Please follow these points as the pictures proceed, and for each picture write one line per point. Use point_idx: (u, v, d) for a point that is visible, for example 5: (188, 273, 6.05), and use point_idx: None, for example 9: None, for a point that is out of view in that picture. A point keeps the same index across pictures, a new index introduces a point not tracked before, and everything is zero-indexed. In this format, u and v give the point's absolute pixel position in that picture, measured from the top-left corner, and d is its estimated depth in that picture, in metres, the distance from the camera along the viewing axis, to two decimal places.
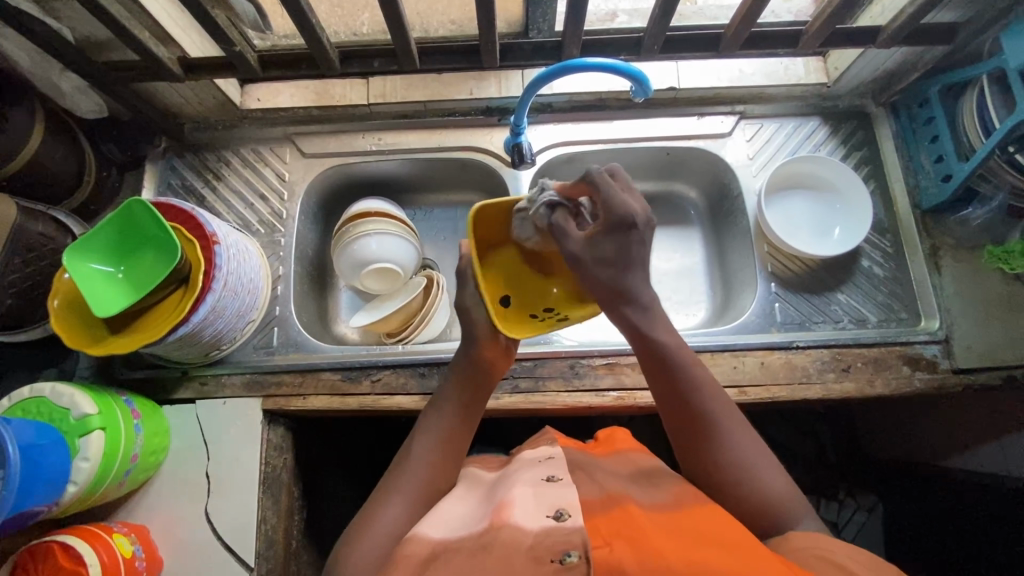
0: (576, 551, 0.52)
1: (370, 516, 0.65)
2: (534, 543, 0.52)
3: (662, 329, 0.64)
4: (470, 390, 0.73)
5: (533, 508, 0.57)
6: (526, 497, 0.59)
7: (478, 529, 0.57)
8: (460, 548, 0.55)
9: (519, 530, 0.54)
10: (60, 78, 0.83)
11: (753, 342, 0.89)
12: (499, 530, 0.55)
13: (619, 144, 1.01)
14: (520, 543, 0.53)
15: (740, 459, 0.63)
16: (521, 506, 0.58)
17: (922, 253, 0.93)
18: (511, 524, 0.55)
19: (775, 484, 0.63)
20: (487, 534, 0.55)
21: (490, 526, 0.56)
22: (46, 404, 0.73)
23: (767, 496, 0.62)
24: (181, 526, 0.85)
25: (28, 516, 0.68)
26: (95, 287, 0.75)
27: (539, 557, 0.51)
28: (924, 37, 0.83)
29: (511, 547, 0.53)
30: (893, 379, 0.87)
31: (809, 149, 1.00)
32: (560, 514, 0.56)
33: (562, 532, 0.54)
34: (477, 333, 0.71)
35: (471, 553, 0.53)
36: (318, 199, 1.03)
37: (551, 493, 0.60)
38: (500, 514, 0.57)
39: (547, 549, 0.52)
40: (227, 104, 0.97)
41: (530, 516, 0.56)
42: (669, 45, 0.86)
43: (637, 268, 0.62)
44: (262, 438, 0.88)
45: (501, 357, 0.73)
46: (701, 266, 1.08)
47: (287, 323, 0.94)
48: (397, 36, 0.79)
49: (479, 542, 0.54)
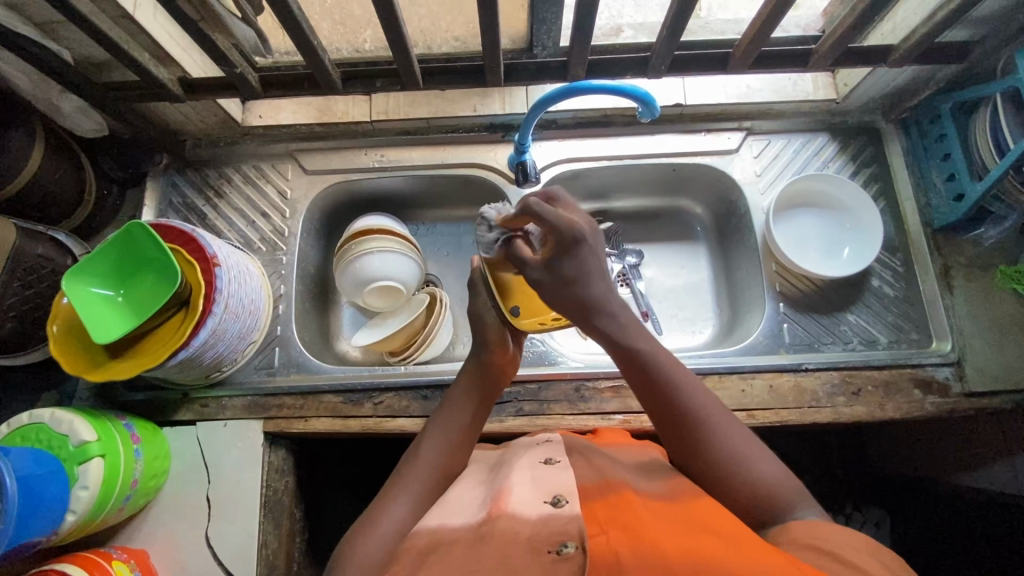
0: (573, 542, 0.50)
1: (380, 508, 0.63)
2: (532, 534, 0.52)
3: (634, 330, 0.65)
4: (478, 388, 0.73)
5: (532, 493, 0.58)
6: (525, 481, 0.61)
7: (478, 518, 0.57)
8: (457, 542, 0.55)
9: (516, 518, 0.54)
10: (60, 99, 0.82)
11: (762, 364, 0.88)
12: (497, 520, 0.55)
13: (625, 161, 0.99)
14: (517, 531, 0.53)
15: (732, 454, 0.61)
16: (519, 493, 0.58)
17: (933, 273, 0.92)
18: (509, 514, 0.55)
19: (762, 468, 0.60)
20: (486, 525, 0.55)
21: (490, 515, 0.56)
22: (45, 431, 0.72)
23: (759, 484, 0.59)
24: (181, 551, 0.84)
25: (27, 548, 0.67)
26: (94, 312, 0.74)
27: (537, 548, 0.50)
28: (937, 55, 0.81)
29: (509, 537, 0.53)
30: (904, 403, 0.85)
31: (818, 165, 0.98)
32: (557, 500, 0.56)
33: (558, 522, 0.53)
34: (488, 335, 0.73)
35: (470, 544, 0.53)
36: (320, 216, 1.02)
37: (551, 479, 0.60)
38: (499, 504, 0.57)
39: (544, 540, 0.51)
40: (228, 121, 0.96)
41: (529, 503, 0.56)
42: (678, 63, 0.85)
43: (596, 279, 0.63)
44: (263, 461, 0.86)
45: (508, 364, 0.75)
46: (708, 283, 1.07)
47: (288, 343, 0.93)
48: (399, 54, 0.77)
49: (478, 533, 0.54)
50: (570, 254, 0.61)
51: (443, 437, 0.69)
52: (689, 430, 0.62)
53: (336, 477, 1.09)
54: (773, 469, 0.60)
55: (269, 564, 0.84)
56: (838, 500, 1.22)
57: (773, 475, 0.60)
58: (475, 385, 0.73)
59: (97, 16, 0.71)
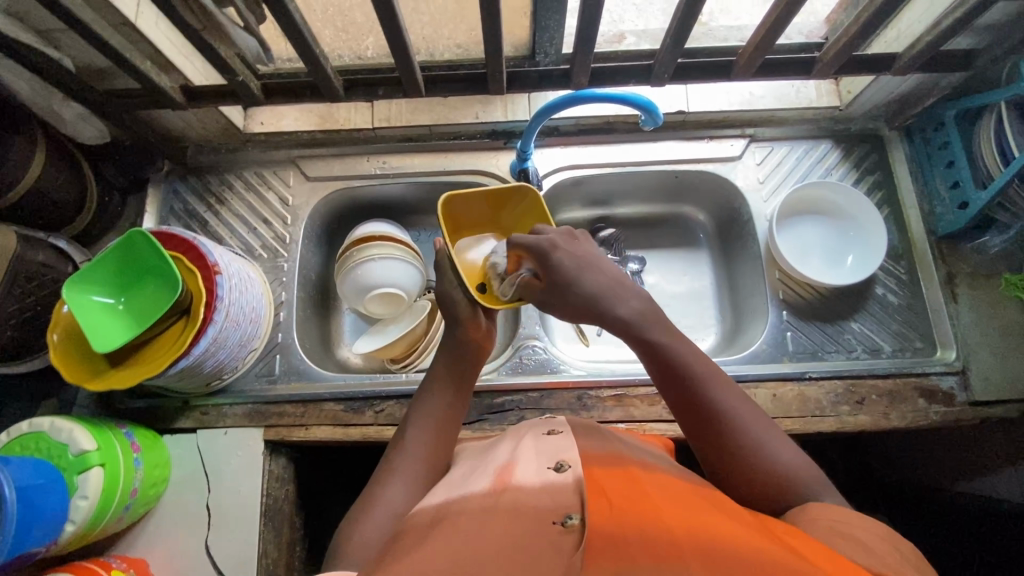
0: (577, 514, 0.49)
1: (371, 493, 0.63)
2: (540, 505, 0.51)
3: (647, 314, 0.63)
4: (462, 364, 0.72)
5: (535, 465, 0.57)
6: (528, 455, 0.59)
7: (480, 488, 0.56)
8: (465, 508, 0.53)
9: (520, 490, 0.53)
10: (61, 106, 0.83)
11: (765, 373, 0.87)
12: (502, 493, 0.53)
13: (627, 167, 0.99)
14: (522, 502, 0.52)
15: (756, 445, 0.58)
16: (523, 466, 0.57)
17: (937, 280, 0.91)
18: (513, 486, 0.54)
19: (782, 455, 0.58)
20: (490, 496, 0.54)
21: (493, 487, 0.55)
22: (44, 440, 0.72)
23: (778, 470, 0.57)
24: (180, 559, 0.83)
25: (26, 558, 0.67)
26: (95, 320, 0.73)
27: (542, 518, 0.49)
28: (941, 63, 0.81)
29: (513, 507, 0.51)
30: (908, 412, 0.85)
31: (821, 172, 0.98)
32: (560, 466, 0.55)
33: (564, 490, 0.52)
34: (460, 313, 0.72)
35: (477, 512, 0.52)
36: (322, 222, 1.02)
37: (552, 451, 0.59)
38: (503, 477, 0.56)
39: (550, 512, 0.50)
40: (230, 127, 0.96)
41: (532, 473, 0.56)
42: (681, 71, 0.84)
43: (585, 276, 0.65)
44: (264, 469, 0.86)
45: (485, 339, 0.73)
46: (711, 290, 1.06)
47: (289, 350, 0.93)
48: (402, 62, 0.77)
49: (484, 501, 0.53)
50: (554, 256, 0.66)
51: (427, 415, 0.69)
52: (709, 417, 0.60)
53: (336, 485, 1.08)
54: (793, 455, 0.58)
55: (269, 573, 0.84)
56: None
57: (792, 462, 0.58)
58: (454, 362, 0.72)
59: (98, 24, 0.71)
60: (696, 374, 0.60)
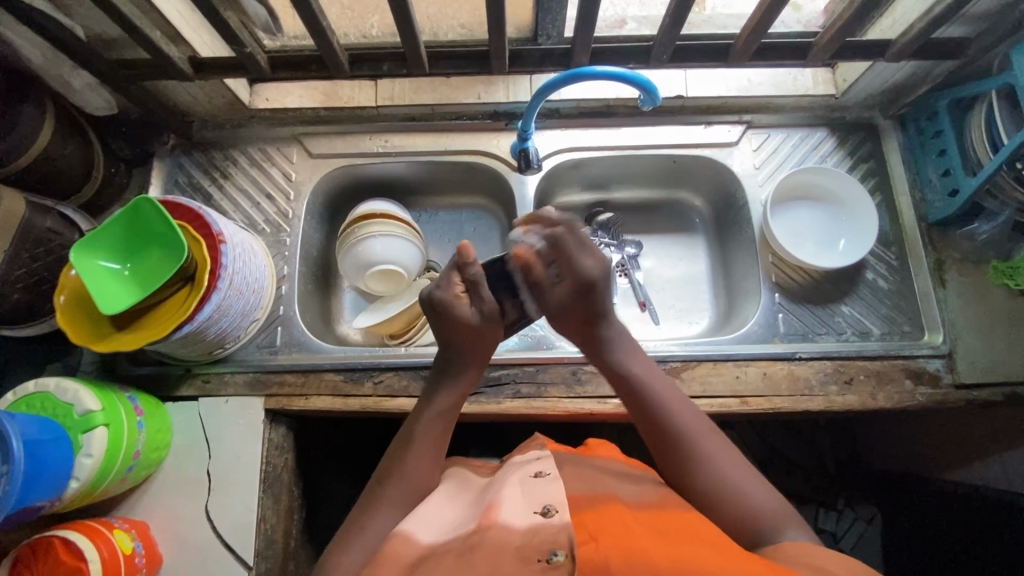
0: (562, 550, 0.51)
1: (366, 515, 0.64)
2: (522, 543, 0.52)
3: (634, 365, 0.71)
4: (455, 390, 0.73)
5: (522, 505, 0.57)
6: (516, 494, 0.59)
7: (467, 529, 0.56)
8: (448, 551, 0.54)
9: (506, 529, 0.54)
10: (71, 74, 0.85)
11: (757, 352, 0.89)
12: (488, 530, 0.54)
13: (626, 150, 1.01)
14: (507, 542, 0.53)
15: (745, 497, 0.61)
16: (510, 504, 0.57)
17: (927, 267, 0.93)
18: (499, 523, 0.55)
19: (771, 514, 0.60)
20: (476, 534, 0.55)
21: (480, 525, 0.56)
22: (50, 399, 0.73)
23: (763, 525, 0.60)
24: (180, 524, 0.85)
25: (30, 511, 0.68)
26: (104, 284, 0.75)
27: (527, 557, 0.51)
28: (933, 51, 0.83)
29: (499, 546, 0.52)
30: (895, 393, 0.87)
31: (816, 159, 1.00)
32: (548, 510, 0.55)
33: (548, 531, 0.53)
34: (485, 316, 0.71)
35: (460, 554, 0.53)
36: (324, 199, 1.03)
37: (540, 490, 0.59)
38: (489, 514, 0.57)
39: (535, 548, 0.52)
40: (236, 103, 0.97)
41: (519, 513, 0.56)
42: (680, 54, 0.86)
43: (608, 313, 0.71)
44: (263, 437, 0.88)
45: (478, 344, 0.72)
46: (705, 274, 1.08)
47: (291, 322, 0.94)
48: (407, 39, 0.79)
49: (467, 543, 0.54)
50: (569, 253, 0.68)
51: (422, 443, 0.69)
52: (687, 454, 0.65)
53: (334, 458, 1.10)
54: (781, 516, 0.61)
55: (267, 538, 0.85)
56: (830, 495, 1.23)
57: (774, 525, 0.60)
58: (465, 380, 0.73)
59: None
60: (673, 419, 0.67)
